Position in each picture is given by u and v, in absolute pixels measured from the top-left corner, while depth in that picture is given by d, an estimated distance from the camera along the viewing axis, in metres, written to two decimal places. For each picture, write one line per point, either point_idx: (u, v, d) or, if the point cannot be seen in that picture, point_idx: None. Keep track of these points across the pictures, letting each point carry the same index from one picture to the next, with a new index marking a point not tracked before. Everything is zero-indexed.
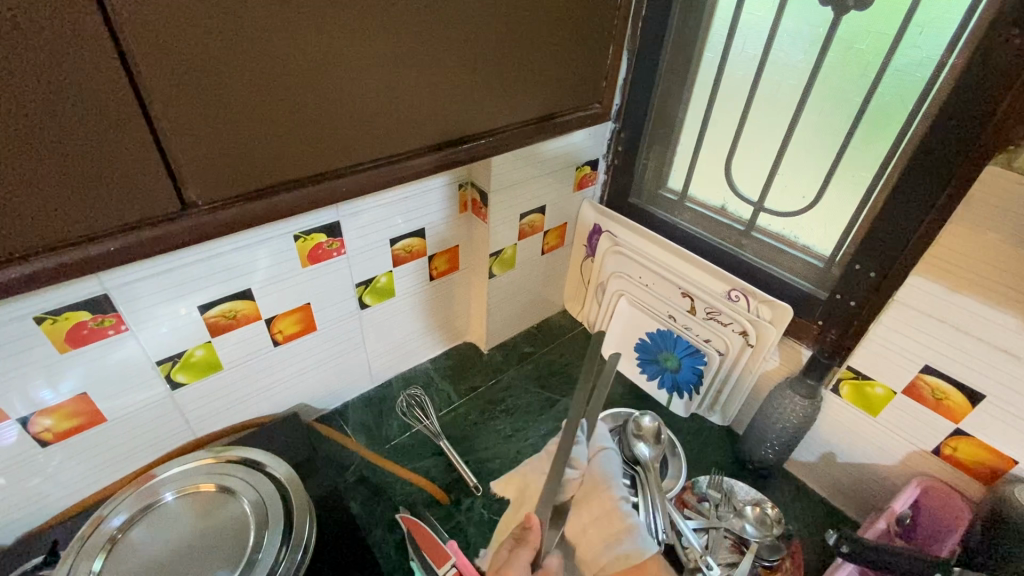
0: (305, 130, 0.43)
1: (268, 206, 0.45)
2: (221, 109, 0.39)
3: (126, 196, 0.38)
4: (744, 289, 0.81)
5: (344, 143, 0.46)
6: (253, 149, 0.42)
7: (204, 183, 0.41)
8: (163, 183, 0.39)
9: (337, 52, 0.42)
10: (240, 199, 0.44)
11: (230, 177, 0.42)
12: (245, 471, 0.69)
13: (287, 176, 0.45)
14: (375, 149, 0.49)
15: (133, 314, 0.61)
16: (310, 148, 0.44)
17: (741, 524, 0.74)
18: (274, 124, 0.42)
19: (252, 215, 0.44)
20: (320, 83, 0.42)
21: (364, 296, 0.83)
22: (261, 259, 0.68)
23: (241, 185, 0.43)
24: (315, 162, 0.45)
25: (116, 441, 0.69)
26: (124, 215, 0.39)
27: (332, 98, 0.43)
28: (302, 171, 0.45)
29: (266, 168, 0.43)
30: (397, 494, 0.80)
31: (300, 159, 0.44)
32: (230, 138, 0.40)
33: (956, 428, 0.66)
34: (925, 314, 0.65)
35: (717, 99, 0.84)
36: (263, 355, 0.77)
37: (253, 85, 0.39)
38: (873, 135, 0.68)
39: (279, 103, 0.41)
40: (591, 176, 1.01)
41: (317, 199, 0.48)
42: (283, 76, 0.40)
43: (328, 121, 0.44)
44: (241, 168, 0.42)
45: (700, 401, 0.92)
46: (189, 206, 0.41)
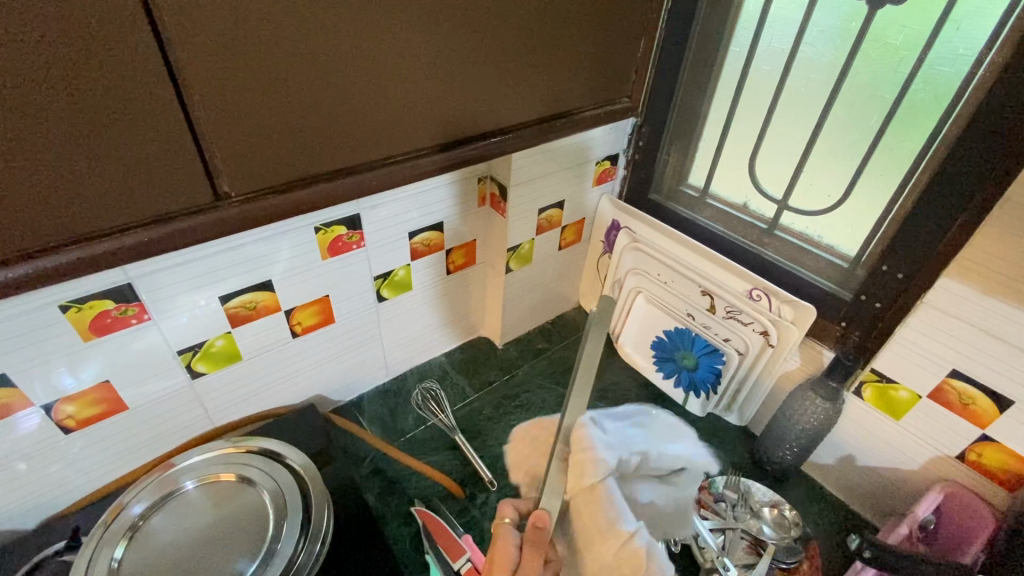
0: (337, 124, 0.43)
1: (298, 198, 0.45)
2: (255, 101, 0.38)
3: (159, 188, 0.38)
4: (765, 288, 0.80)
5: (374, 137, 0.46)
6: (286, 141, 0.41)
7: (236, 175, 0.41)
8: (196, 175, 0.39)
9: (368, 43, 0.41)
10: (272, 191, 0.43)
11: (262, 170, 0.41)
12: (263, 461, 0.69)
13: (318, 168, 0.44)
14: (403, 142, 0.48)
15: (156, 304, 0.61)
16: (340, 142, 0.44)
17: (758, 525, 0.74)
18: (307, 117, 0.41)
19: (282, 207, 0.44)
20: (353, 76, 0.42)
21: (382, 289, 0.83)
22: (281, 251, 0.68)
23: (273, 178, 0.42)
24: (345, 155, 0.45)
25: (137, 429, 0.70)
26: (157, 206, 0.39)
27: (363, 91, 0.43)
28: (332, 164, 0.45)
29: (297, 161, 0.43)
30: (412, 487, 0.80)
31: (331, 152, 0.44)
32: (263, 131, 0.40)
33: (983, 434, 0.65)
34: (955, 318, 0.63)
35: (742, 94, 0.82)
36: (282, 346, 0.77)
37: (288, 77, 0.39)
38: (905, 133, 0.67)
39: (312, 95, 0.41)
40: (610, 171, 1.00)
41: (345, 192, 0.47)
42: (317, 68, 0.40)
43: (358, 115, 0.44)
44: (273, 161, 0.42)
45: (717, 401, 0.91)
46: (221, 198, 0.41)
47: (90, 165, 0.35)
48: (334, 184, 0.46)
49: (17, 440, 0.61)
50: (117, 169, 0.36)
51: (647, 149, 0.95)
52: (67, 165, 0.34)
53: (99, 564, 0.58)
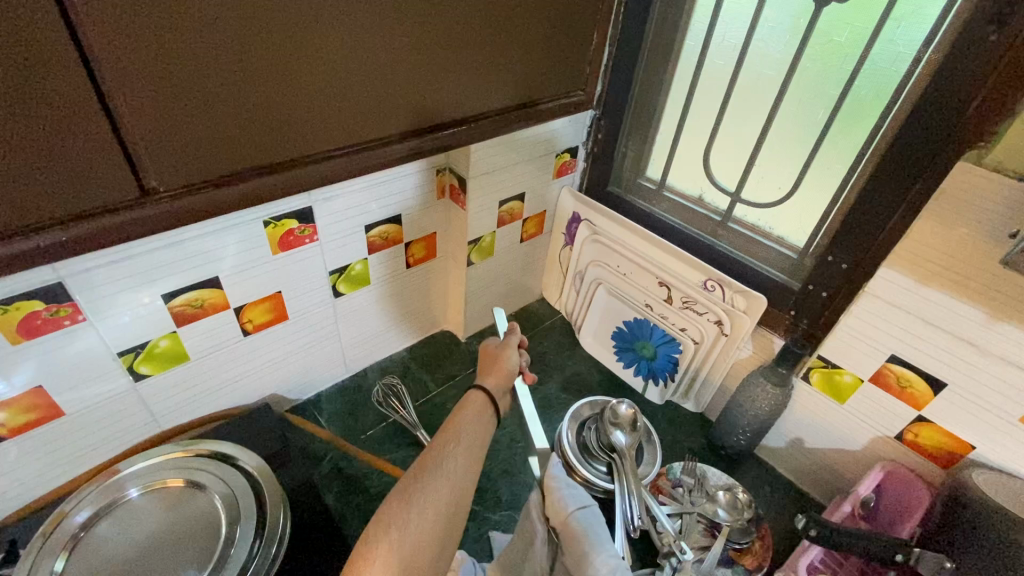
0: (277, 113, 0.41)
1: (236, 193, 0.43)
2: (183, 88, 0.37)
3: (77, 180, 0.36)
4: (719, 279, 0.82)
5: (318, 128, 0.44)
6: (220, 131, 0.40)
7: (163, 167, 0.39)
8: (118, 167, 0.37)
9: (309, 35, 0.40)
10: (207, 185, 0.41)
11: (194, 161, 0.40)
12: (215, 465, 0.67)
13: (256, 160, 0.43)
14: (350, 135, 0.47)
15: (92, 303, 0.58)
16: (281, 132, 0.43)
17: (713, 509, 0.76)
18: (243, 106, 0.40)
19: (219, 201, 0.42)
20: (293, 64, 0.40)
21: (338, 284, 0.81)
22: (229, 247, 0.65)
23: (206, 170, 0.40)
24: (287, 147, 0.44)
25: (76, 436, 0.66)
26: (76, 201, 0.36)
27: (303, 82, 0.41)
28: (273, 155, 0.43)
29: (233, 152, 0.41)
30: (373, 485, 0.79)
31: (270, 143, 0.43)
32: (194, 121, 0.38)
33: (918, 415, 0.69)
34: (894, 305, 0.66)
35: (697, 88, 0.83)
36: (232, 345, 0.74)
37: (219, 64, 0.37)
38: (850, 128, 0.69)
39: (247, 83, 0.39)
40: (570, 164, 1.00)
41: (290, 186, 0.46)
42: (251, 54, 0.38)
43: (300, 105, 0.42)
44: (205, 152, 0.40)
45: (675, 389, 0.93)
46: (147, 192, 0.39)
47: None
48: (277, 177, 0.44)
49: None
50: (26, 160, 0.34)
51: (606, 141, 0.95)
52: None
53: None
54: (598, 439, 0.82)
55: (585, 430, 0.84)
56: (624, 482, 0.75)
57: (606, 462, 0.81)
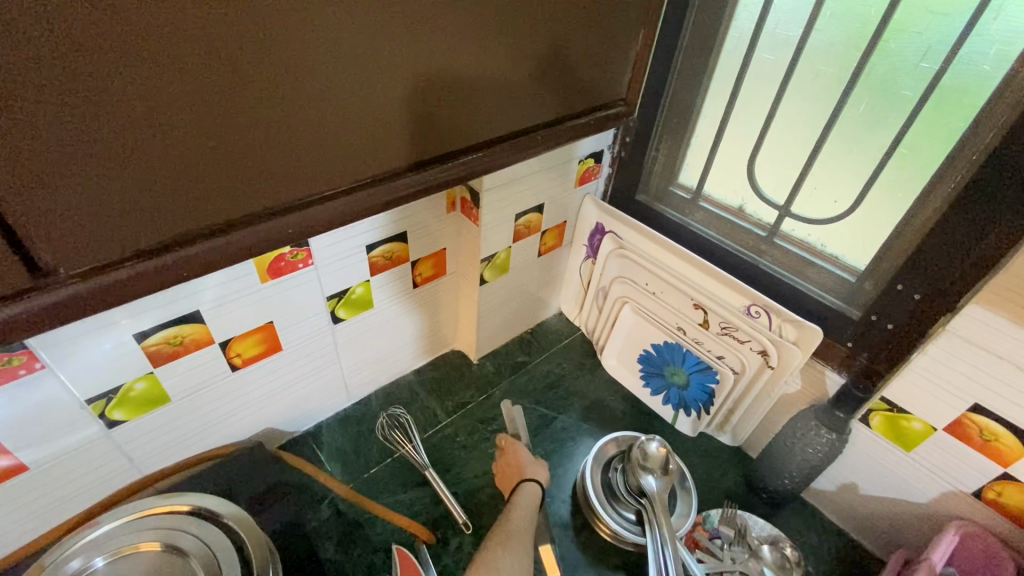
0: (225, 161, 0.32)
1: (179, 263, 0.33)
2: (88, 138, 0.27)
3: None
4: (765, 305, 0.72)
5: (285, 173, 0.35)
6: (148, 191, 0.30)
7: (69, 241, 0.29)
8: (0, 249, 0.27)
9: (268, 55, 0.30)
10: (145, 254, 0.32)
11: (114, 229, 0.30)
12: (198, 525, 0.58)
13: (210, 216, 0.33)
14: (330, 176, 0.37)
15: (49, 350, 0.50)
16: (233, 182, 0.33)
17: (759, 567, 0.67)
18: (181, 155, 0.30)
19: (164, 272, 0.33)
20: (243, 97, 0.31)
21: (337, 309, 0.73)
22: (210, 277, 0.57)
23: (133, 239, 0.31)
24: (244, 199, 0.34)
25: (43, 490, 0.59)
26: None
27: (262, 115, 0.32)
28: (232, 208, 0.34)
29: (169, 213, 0.31)
30: (377, 533, 0.72)
31: (220, 198, 0.33)
32: (114, 180, 0.29)
33: (1003, 472, 0.59)
34: (980, 347, 0.57)
35: (742, 87, 0.73)
36: (220, 381, 0.66)
37: (138, 104, 0.28)
38: (930, 138, 0.59)
39: (181, 126, 0.29)
40: (594, 169, 0.90)
41: (262, 242, 0.36)
42: (187, 90, 0.29)
43: (263, 144, 0.33)
44: (130, 216, 0.30)
45: (709, 421, 0.85)
46: (50, 274, 0.29)
47: None
48: (235, 238, 0.35)
49: None
50: None
51: (636, 145, 0.85)
52: None
53: None
54: (627, 482, 0.74)
55: (611, 471, 0.76)
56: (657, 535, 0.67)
57: (635, 509, 0.73)
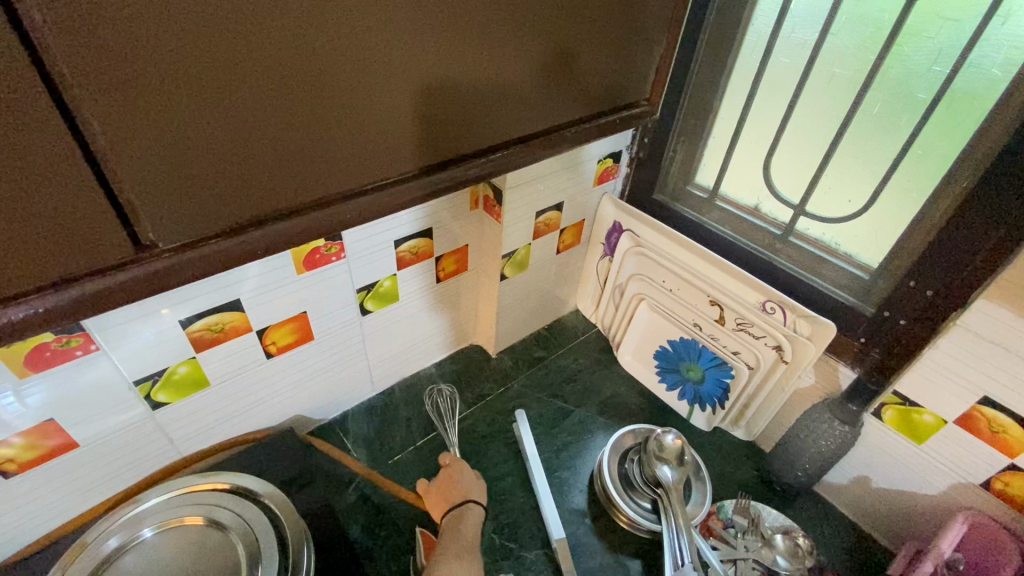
0: (300, 152, 0.35)
1: (253, 243, 0.36)
2: (186, 126, 0.29)
3: (58, 249, 0.28)
4: (781, 301, 0.74)
5: (345, 161, 0.37)
6: (231, 174, 0.32)
7: (164, 220, 0.31)
8: (108, 227, 0.29)
9: (343, 55, 0.33)
10: (222, 236, 0.34)
11: (200, 210, 0.32)
12: (233, 501, 0.62)
13: (281, 202, 0.36)
14: (384, 165, 0.40)
15: (105, 331, 0.54)
16: (305, 171, 0.36)
17: (772, 555, 0.69)
18: (264, 145, 0.33)
19: (238, 253, 0.35)
20: (316, 89, 0.33)
21: (365, 301, 0.76)
22: (251, 267, 0.60)
23: (215, 219, 0.33)
24: (308, 184, 0.36)
25: (90, 468, 0.62)
26: (55, 269, 0.29)
27: (335, 110, 0.34)
28: (301, 196, 0.37)
29: (247, 196, 0.34)
30: (400, 516, 0.74)
31: (291, 184, 0.35)
32: (207, 168, 0.31)
33: (1011, 463, 0.61)
34: (991, 341, 0.59)
35: (759, 90, 0.75)
36: (255, 368, 0.70)
37: (229, 94, 0.30)
38: (943, 139, 0.61)
39: (263, 115, 0.32)
40: (612, 169, 0.92)
41: (322, 227, 0.39)
42: (276, 86, 0.31)
43: (333, 135, 0.35)
44: (214, 197, 0.32)
45: (724, 415, 0.87)
46: (145, 250, 0.32)
47: None
48: (300, 221, 0.37)
49: None
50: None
51: (654, 145, 0.88)
52: None
53: None
54: (643, 473, 0.76)
55: (627, 461, 0.78)
56: (671, 521, 0.70)
57: (650, 498, 0.75)
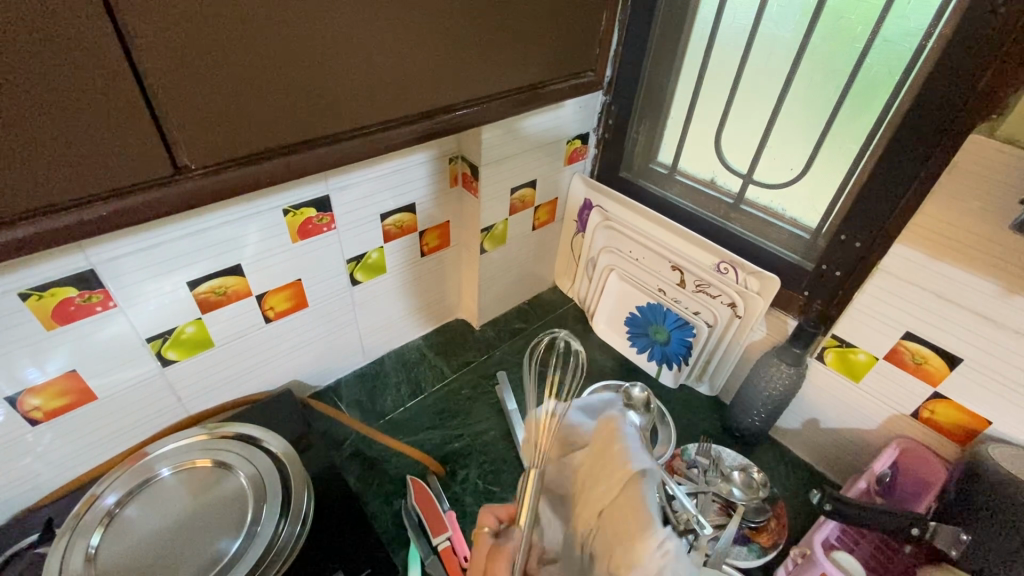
0: (301, 97, 0.43)
1: (261, 171, 0.44)
2: (211, 67, 0.38)
3: (115, 160, 0.37)
4: (732, 261, 0.82)
5: (334, 108, 0.46)
6: (245, 110, 0.41)
7: (195, 145, 0.40)
8: (151, 147, 0.38)
9: (331, 23, 0.42)
10: (236, 164, 0.43)
11: (222, 142, 0.41)
12: (240, 446, 0.69)
13: (284, 140, 0.44)
14: (369, 116, 0.48)
15: (122, 290, 0.60)
16: (304, 117, 0.44)
17: (728, 488, 0.76)
18: (271, 91, 0.41)
19: (248, 180, 0.44)
20: (310, 43, 0.41)
21: (355, 272, 0.83)
22: (250, 234, 0.67)
23: (233, 150, 0.42)
24: (308, 126, 0.45)
25: (107, 420, 0.69)
26: (112, 178, 0.38)
27: (327, 65, 0.43)
28: (301, 136, 0.45)
29: (257, 132, 0.43)
30: (393, 467, 0.81)
31: (291, 124, 0.44)
32: (227, 107, 0.40)
33: (935, 392, 0.68)
34: (909, 282, 0.66)
35: (707, 71, 0.83)
36: (255, 331, 0.76)
37: (243, 42, 0.38)
38: (861, 105, 0.69)
39: (268, 61, 0.40)
40: (581, 150, 1.00)
41: (313, 166, 0.47)
42: (280, 43, 0.40)
43: (327, 86, 0.44)
44: (233, 131, 0.41)
45: (689, 372, 0.94)
46: (180, 170, 0.40)
47: (43, 142, 0.34)
48: (300, 157, 0.46)
49: None
50: (67, 139, 0.35)
51: (617, 127, 0.96)
52: (9, 139, 0.33)
53: (76, 553, 0.58)
54: None
55: None
56: None
57: None
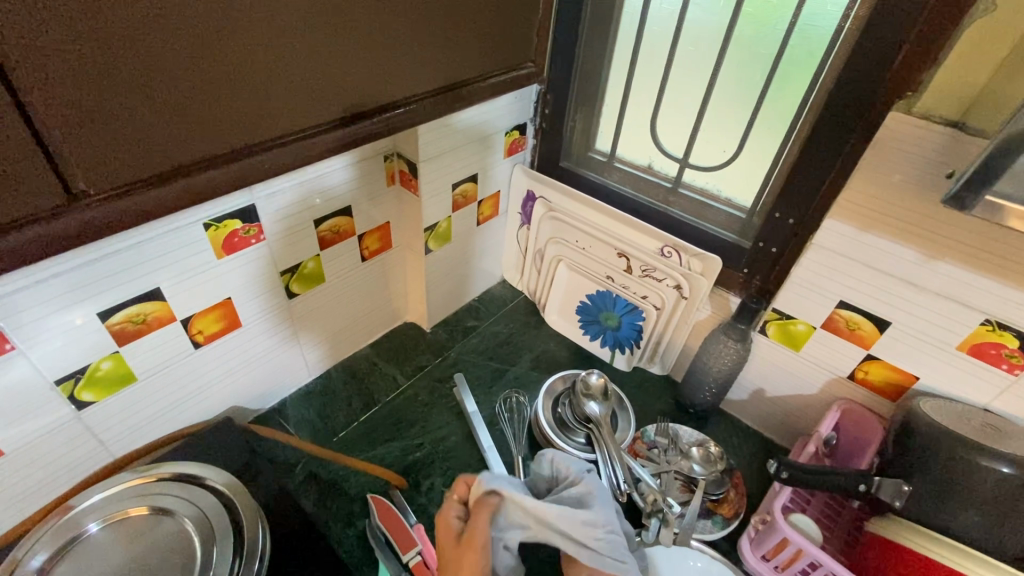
0: (216, 112, 0.41)
1: (174, 191, 0.42)
2: (95, 78, 0.35)
3: (4, 194, 0.35)
4: (675, 244, 0.83)
5: (252, 119, 0.44)
6: (143, 124, 0.38)
7: (95, 170, 0.38)
8: (46, 176, 0.36)
9: (244, 32, 0.40)
10: (146, 183, 0.41)
11: (127, 165, 0.39)
12: (181, 487, 0.63)
13: (197, 156, 0.42)
14: (292, 119, 0.46)
15: (18, 331, 0.52)
16: (221, 129, 0.43)
17: (689, 465, 0.78)
18: (181, 110, 0.40)
19: (162, 200, 0.42)
20: (211, 46, 0.39)
21: (291, 284, 0.77)
22: (169, 254, 0.60)
23: (142, 171, 0.40)
24: (225, 141, 0.43)
25: (15, 477, 0.60)
26: (0, 214, 0.35)
27: (242, 75, 0.41)
28: (216, 148, 0.43)
29: (167, 151, 0.41)
30: (352, 486, 0.77)
31: (206, 140, 0.42)
32: (132, 129, 0.38)
33: (868, 354, 0.73)
34: (841, 254, 0.69)
35: (639, 57, 0.84)
36: (184, 359, 0.69)
37: (142, 60, 0.36)
38: (787, 88, 0.71)
39: (170, 74, 0.38)
40: (520, 141, 0.98)
41: (236, 177, 0.45)
42: (189, 61, 0.38)
43: (244, 97, 0.42)
44: (142, 152, 0.39)
45: (641, 355, 0.96)
46: (78, 197, 0.38)
47: None
48: (217, 172, 0.44)
49: None
50: None
51: (554, 117, 0.94)
52: None
53: None
54: (574, 413, 0.83)
55: (560, 405, 0.85)
56: (604, 451, 0.77)
57: (584, 434, 0.82)
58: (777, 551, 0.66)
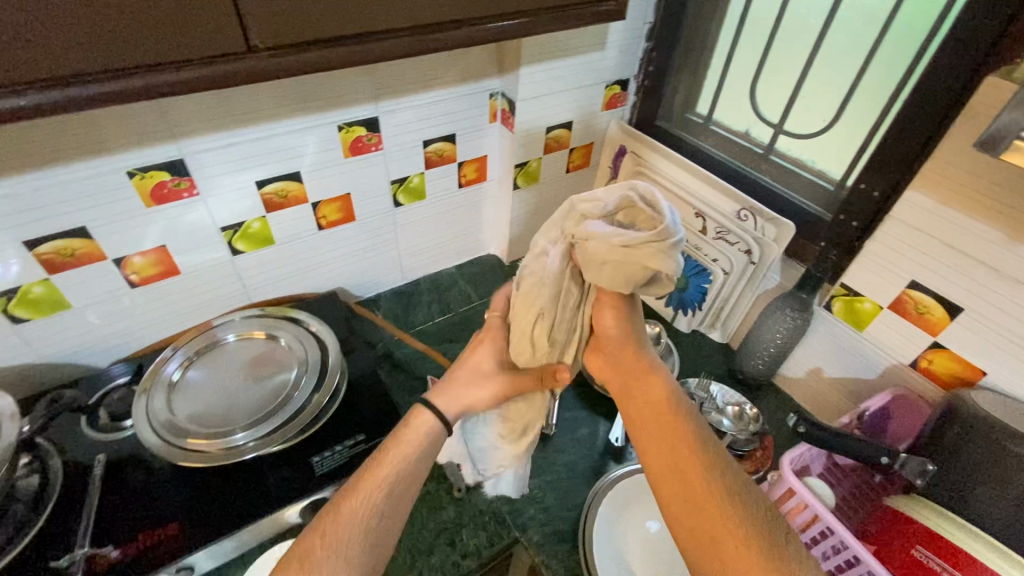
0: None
1: (314, 59, 0.51)
2: None
3: (199, 31, 0.44)
4: (751, 208, 0.84)
5: (383, 6, 0.52)
6: None
7: (265, 25, 0.47)
8: (232, 24, 0.45)
9: None
10: (297, 48, 0.50)
11: (288, 27, 0.48)
12: (291, 327, 0.81)
13: (336, 31, 0.51)
14: (414, 17, 0.55)
15: (204, 181, 0.72)
16: (359, 10, 0.51)
17: (720, 419, 0.81)
18: None
19: (306, 64, 0.51)
20: None
21: (398, 194, 0.92)
22: (310, 144, 0.77)
23: (298, 35, 0.49)
24: (361, 22, 0.52)
25: (188, 295, 0.83)
26: (194, 49, 0.45)
27: None
28: (351, 28, 0.51)
29: (317, 21, 0.49)
30: (418, 368, 0.92)
31: (346, 18, 0.51)
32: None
33: (934, 341, 0.70)
34: (919, 230, 0.67)
35: (749, 19, 0.85)
36: (310, 236, 0.88)
37: None
38: (897, 53, 0.69)
39: None
40: (621, 96, 1.02)
41: (361, 57, 0.54)
42: None
43: None
44: (300, 17, 0.48)
45: (703, 317, 0.98)
46: (252, 48, 0.48)
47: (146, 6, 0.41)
48: (350, 49, 0.53)
49: (98, 287, 0.74)
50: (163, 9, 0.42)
51: (657, 77, 0.97)
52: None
53: (162, 379, 0.74)
54: None
55: None
56: None
57: None
58: (785, 502, 0.68)
